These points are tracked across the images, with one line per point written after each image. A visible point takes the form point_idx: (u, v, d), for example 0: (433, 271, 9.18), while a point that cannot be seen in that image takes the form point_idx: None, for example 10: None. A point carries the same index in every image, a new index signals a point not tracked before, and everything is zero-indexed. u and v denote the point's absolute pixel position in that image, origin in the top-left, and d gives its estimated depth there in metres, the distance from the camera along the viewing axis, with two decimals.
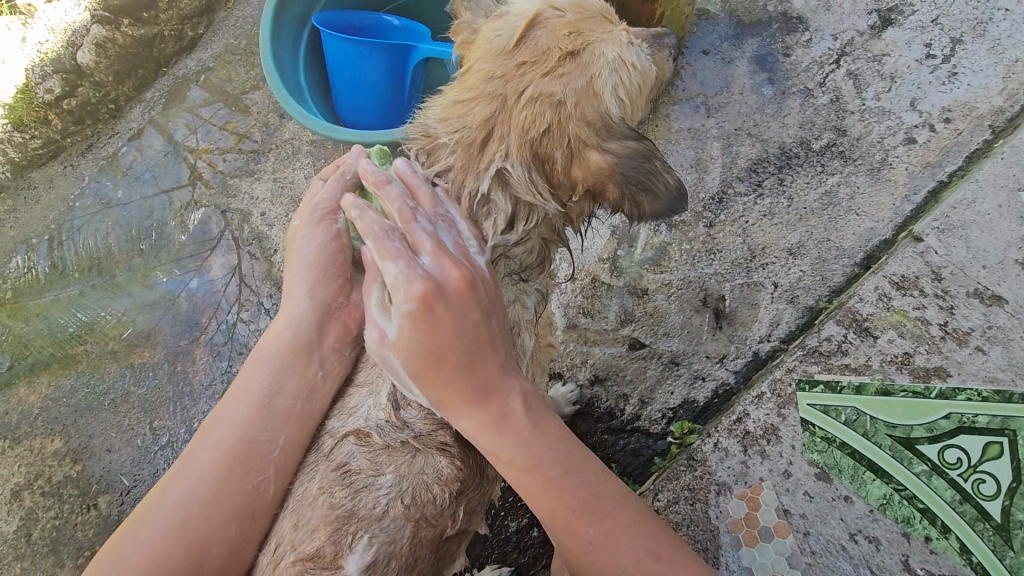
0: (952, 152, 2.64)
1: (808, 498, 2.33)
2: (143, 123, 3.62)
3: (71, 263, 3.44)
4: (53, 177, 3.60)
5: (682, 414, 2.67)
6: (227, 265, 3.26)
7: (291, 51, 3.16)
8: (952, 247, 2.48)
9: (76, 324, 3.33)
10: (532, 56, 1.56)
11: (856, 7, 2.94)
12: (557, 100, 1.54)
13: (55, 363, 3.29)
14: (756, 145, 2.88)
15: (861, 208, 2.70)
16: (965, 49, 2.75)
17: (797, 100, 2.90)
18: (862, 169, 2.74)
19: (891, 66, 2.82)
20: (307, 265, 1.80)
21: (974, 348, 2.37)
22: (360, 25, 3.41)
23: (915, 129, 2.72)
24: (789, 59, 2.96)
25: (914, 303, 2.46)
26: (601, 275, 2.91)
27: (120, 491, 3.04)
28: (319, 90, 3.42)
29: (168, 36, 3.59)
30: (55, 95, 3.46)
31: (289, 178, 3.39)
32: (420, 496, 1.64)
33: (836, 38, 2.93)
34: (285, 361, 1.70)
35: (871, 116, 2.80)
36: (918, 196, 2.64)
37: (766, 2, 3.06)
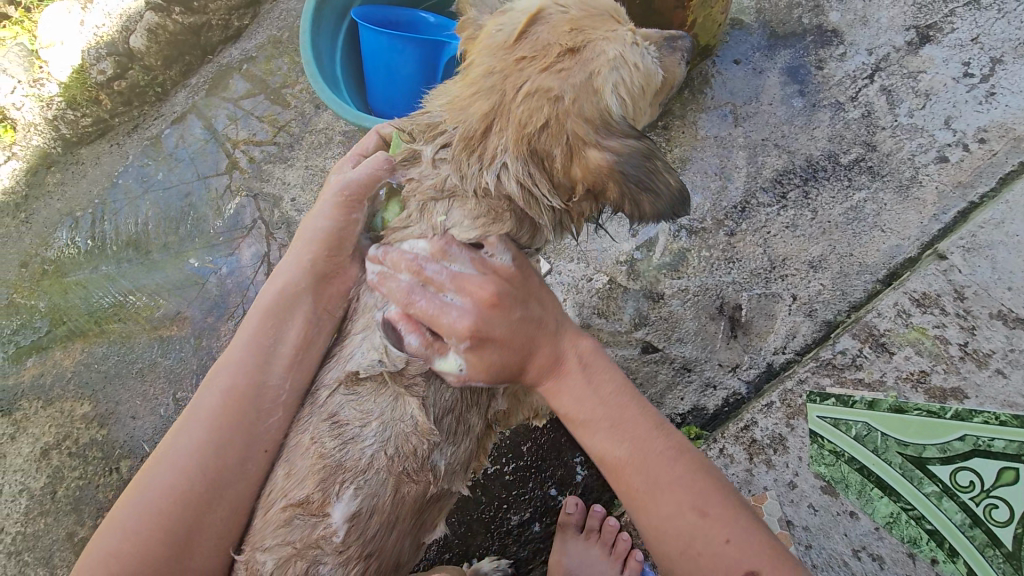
0: (986, 173, 2.57)
1: (812, 511, 2.29)
2: (186, 107, 3.80)
3: (110, 238, 3.61)
4: (100, 155, 3.81)
5: (691, 420, 2.64)
6: (257, 254, 3.44)
7: (329, 43, 3.30)
8: (976, 266, 2.40)
9: (108, 295, 3.49)
10: (532, 52, 1.61)
11: (894, 22, 2.92)
12: (555, 95, 1.58)
13: (90, 330, 3.45)
14: (783, 156, 2.88)
15: (886, 225, 2.66)
16: (1004, 69, 2.69)
17: (827, 113, 2.89)
18: (890, 185, 2.70)
19: (926, 83, 2.76)
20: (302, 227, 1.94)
21: (993, 371, 2.29)
22: (395, 20, 3.51)
23: (948, 148, 2.65)
24: (822, 72, 2.95)
25: (933, 321, 2.39)
26: (618, 277, 2.95)
27: (141, 457, 3.17)
28: (353, 82, 3.53)
29: (215, 25, 3.79)
30: (107, 76, 3.67)
31: (321, 167, 3.51)
32: (405, 441, 1.71)
33: (871, 53, 2.90)
34: (286, 314, 1.82)
35: (903, 132, 2.75)
36: (946, 215, 2.57)
37: (801, 15, 3.09)
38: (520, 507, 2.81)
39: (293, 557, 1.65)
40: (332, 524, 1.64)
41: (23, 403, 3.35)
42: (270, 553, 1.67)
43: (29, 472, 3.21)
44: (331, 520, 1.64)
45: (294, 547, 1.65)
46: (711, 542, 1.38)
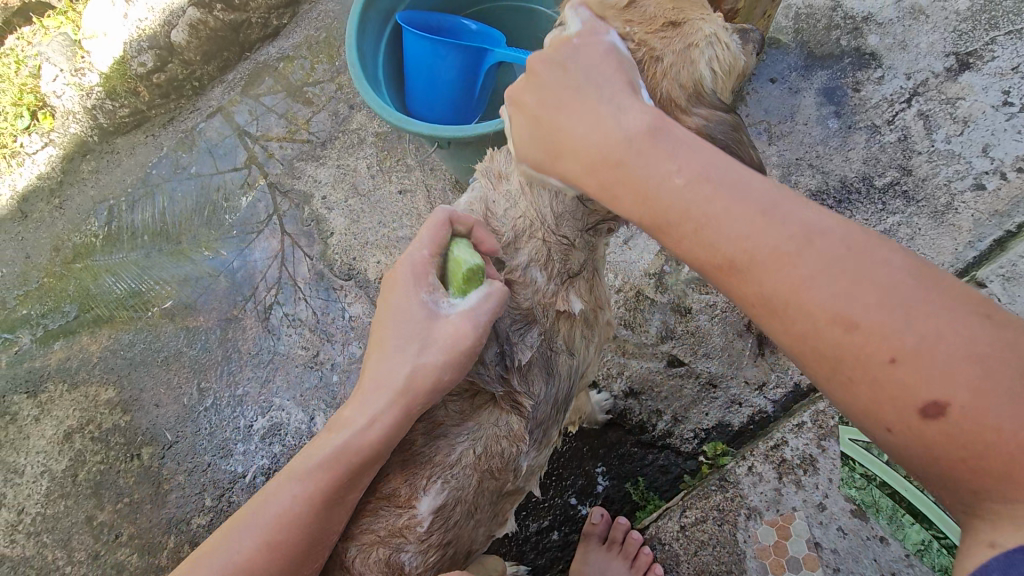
0: (1022, 203, 2.56)
1: (841, 534, 2.15)
2: (221, 102, 3.84)
3: (141, 227, 3.66)
4: (135, 145, 3.87)
5: (715, 436, 2.66)
6: (270, 250, 3.45)
7: (374, 42, 3.28)
8: (1017, 295, 2.33)
9: (137, 282, 3.54)
10: (638, 16, 1.59)
11: (934, 47, 2.89)
12: (655, 56, 1.58)
13: (118, 317, 3.49)
14: (816, 177, 2.88)
15: (921, 249, 2.64)
16: None
17: (862, 135, 2.89)
18: (925, 211, 2.69)
19: (965, 110, 2.75)
20: (386, 342, 1.49)
21: None
22: (439, 25, 3.47)
23: (984, 176, 2.64)
24: (857, 95, 2.94)
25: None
26: (647, 289, 2.90)
27: (163, 445, 3.19)
28: (393, 83, 3.52)
29: (254, 23, 3.84)
30: (147, 68, 3.74)
31: (351, 167, 3.51)
32: (494, 444, 1.77)
33: (909, 78, 2.89)
34: (367, 468, 1.46)
35: (940, 158, 2.73)
36: (982, 243, 2.56)
37: (839, 35, 3.06)
38: (539, 514, 2.82)
39: (377, 543, 1.68)
40: (417, 515, 1.67)
41: (49, 385, 3.39)
42: (353, 541, 1.68)
43: (52, 454, 3.25)
44: (416, 511, 1.68)
45: (378, 534, 1.68)
46: (902, 363, 0.93)
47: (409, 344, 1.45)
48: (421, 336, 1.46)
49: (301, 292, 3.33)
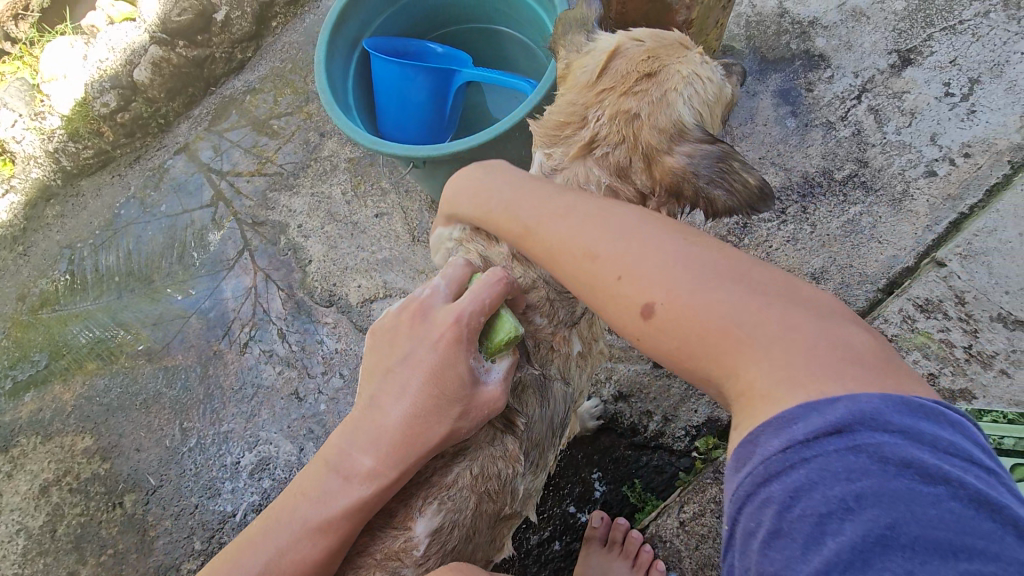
0: (972, 186, 2.69)
1: None
2: (188, 138, 3.80)
3: (112, 269, 3.59)
4: (100, 186, 3.79)
5: (706, 431, 2.67)
6: (240, 287, 3.42)
7: (343, 69, 3.24)
8: (975, 272, 2.45)
9: (111, 325, 3.46)
10: (612, 82, 1.75)
11: (876, 46, 3.08)
12: (632, 113, 1.71)
13: (91, 363, 3.40)
14: (780, 174, 2.96)
15: (883, 237, 2.74)
16: (983, 88, 2.84)
17: (819, 132, 3.01)
18: (884, 200, 2.80)
19: (911, 103, 2.92)
20: (426, 389, 1.39)
21: (999, 371, 2.27)
22: (404, 50, 3.49)
23: (935, 163, 2.79)
24: (811, 95, 3.09)
25: (941, 327, 2.38)
26: None
27: (146, 491, 3.10)
28: (364, 107, 3.51)
29: (219, 58, 3.87)
30: (110, 109, 3.69)
31: (326, 194, 3.51)
32: (491, 464, 1.77)
33: (857, 76, 3.05)
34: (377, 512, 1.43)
35: (893, 149, 2.88)
36: (940, 226, 2.67)
37: (788, 40, 3.23)
38: (539, 526, 2.82)
39: (373, 568, 1.63)
40: (413, 538, 1.64)
41: (22, 439, 3.28)
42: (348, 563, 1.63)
43: (28, 510, 3.13)
44: (411, 534, 1.64)
45: (374, 558, 1.63)
46: (659, 302, 1.07)
47: (447, 400, 1.39)
48: (462, 396, 1.41)
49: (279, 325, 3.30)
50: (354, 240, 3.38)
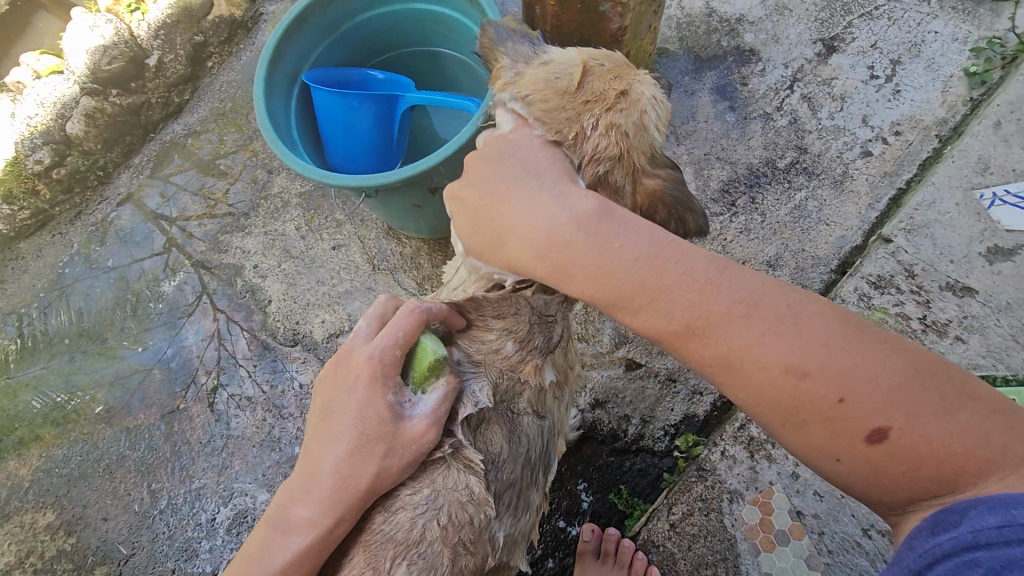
0: (907, 162, 2.67)
1: (819, 497, 2.01)
2: (128, 187, 3.22)
3: (59, 330, 3.00)
4: (42, 247, 3.17)
5: (684, 427, 2.35)
6: (205, 332, 2.91)
7: (284, 110, 2.95)
8: (920, 245, 2.41)
9: (42, 401, 2.88)
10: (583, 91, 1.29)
11: (802, 36, 2.99)
12: (620, 131, 1.29)
13: (45, 434, 2.83)
14: (726, 168, 2.83)
15: (830, 219, 2.66)
16: (905, 68, 2.83)
17: (759, 124, 2.88)
18: (826, 183, 2.72)
19: (840, 88, 2.86)
20: (352, 448, 1.33)
21: (953, 338, 2.26)
22: (345, 79, 3.17)
23: (870, 144, 2.74)
24: (746, 88, 2.96)
25: (901, 302, 2.34)
26: None
27: (117, 562, 2.61)
28: (309, 143, 3.19)
29: (153, 102, 3.28)
30: (45, 165, 3.08)
31: (279, 231, 3.04)
32: (460, 511, 1.50)
33: (788, 66, 2.95)
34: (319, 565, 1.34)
35: (828, 133, 2.81)
36: (881, 204, 2.64)
37: (718, 37, 3.10)
38: None
39: None
40: None
41: None
42: None
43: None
44: None
45: None
46: (893, 429, 0.80)
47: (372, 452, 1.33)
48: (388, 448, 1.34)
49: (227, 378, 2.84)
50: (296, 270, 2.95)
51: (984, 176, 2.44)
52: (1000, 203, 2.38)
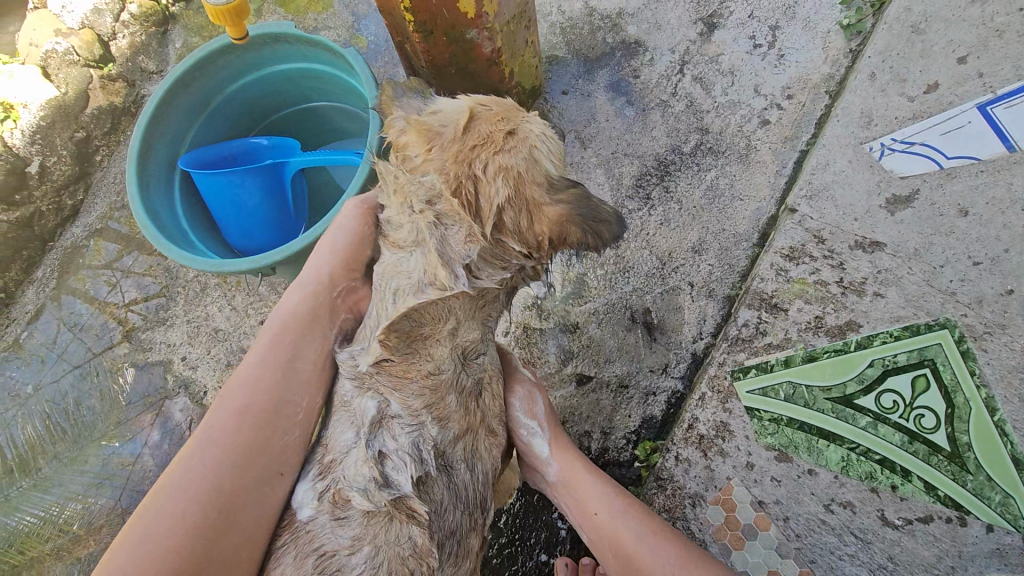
0: (805, 123, 2.39)
1: (776, 483, 2.03)
2: (88, 237, 2.91)
3: (72, 389, 2.71)
4: (68, 338, 2.79)
5: (644, 433, 2.26)
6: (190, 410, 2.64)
7: (168, 204, 2.61)
8: (824, 211, 2.19)
9: (98, 410, 2.67)
10: (478, 140, 1.36)
11: (682, 20, 2.64)
12: (514, 172, 1.36)
13: (39, 455, 2.63)
14: (635, 163, 2.52)
15: (743, 193, 2.40)
16: (784, 33, 2.51)
17: (658, 114, 2.56)
18: (732, 158, 2.44)
19: (728, 63, 2.54)
20: (300, 297, 1.72)
21: (872, 295, 2.08)
22: (232, 156, 2.83)
23: (766, 112, 2.45)
24: (640, 80, 2.62)
25: (825, 264, 2.15)
26: (532, 322, 2.46)
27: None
28: (205, 225, 2.83)
29: (46, 211, 2.89)
30: (141, 302, 2.81)
31: (204, 316, 2.76)
32: (401, 564, 1.37)
33: (674, 51, 2.61)
34: (244, 428, 1.52)
35: (725, 110, 2.51)
36: (788, 169, 2.37)
37: (603, 32, 2.72)
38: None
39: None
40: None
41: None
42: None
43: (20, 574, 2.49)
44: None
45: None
46: None
47: (347, 264, 1.76)
48: (357, 277, 1.78)
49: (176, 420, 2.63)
50: (184, 341, 2.74)
51: (868, 130, 2.20)
52: (890, 153, 2.15)
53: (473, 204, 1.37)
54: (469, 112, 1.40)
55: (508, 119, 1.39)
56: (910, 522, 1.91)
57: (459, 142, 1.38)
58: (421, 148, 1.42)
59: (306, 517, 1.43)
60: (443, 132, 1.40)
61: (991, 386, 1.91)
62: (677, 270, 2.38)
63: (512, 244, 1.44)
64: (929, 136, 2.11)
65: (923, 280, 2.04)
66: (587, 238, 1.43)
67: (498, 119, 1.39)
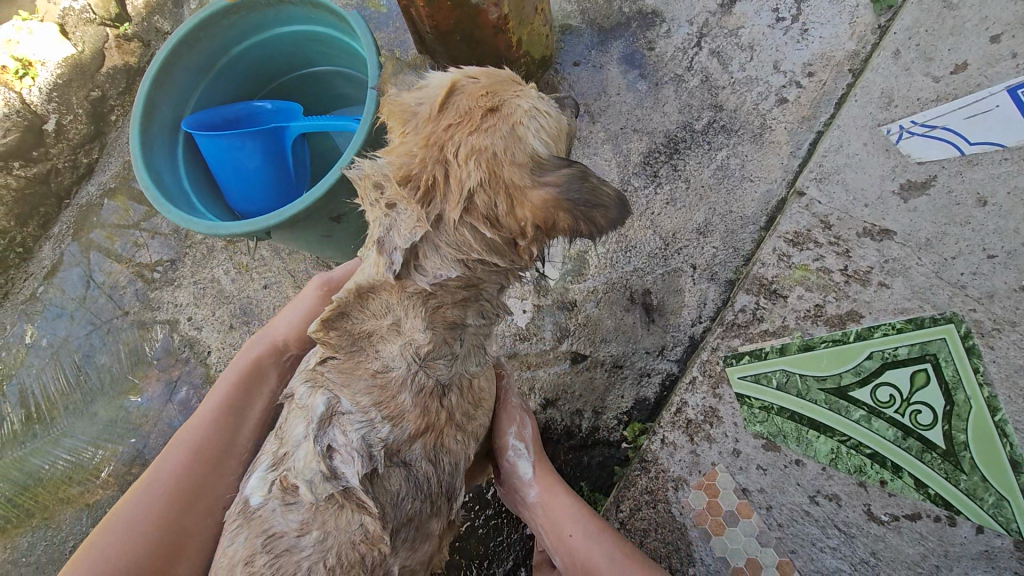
0: (825, 102, 2.24)
1: (761, 471, 1.94)
2: (98, 197, 2.92)
3: (82, 347, 2.75)
4: (81, 296, 2.82)
5: (635, 415, 2.22)
6: (196, 370, 2.67)
7: (171, 169, 2.59)
8: (834, 194, 2.07)
9: (109, 366, 2.72)
10: (455, 116, 1.26)
11: None
12: (490, 153, 1.23)
13: (53, 408, 2.69)
14: (644, 139, 2.42)
15: (754, 173, 2.27)
16: (811, 5, 2.35)
17: (671, 88, 2.44)
18: (745, 137, 2.32)
19: (747, 37, 2.39)
20: (263, 351, 1.79)
21: (877, 285, 1.95)
22: (234, 118, 2.79)
23: (784, 90, 2.31)
24: (654, 53, 2.50)
25: (830, 251, 2.03)
26: (530, 298, 2.42)
27: None
28: (208, 188, 2.79)
29: (62, 168, 2.91)
30: (150, 263, 2.82)
31: (210, 278, 2.76)
32: (351, 549, 1.37)
33: (692, 23, 2.47)
34: (206, 449, 1.60)
35: (741, 86, 2.37)
36: (804, 150, 2.23)
37: (619, 1, 2.59)
38: (502, 557, 2.23)
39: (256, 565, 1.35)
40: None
41: None
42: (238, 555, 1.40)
43: (30, 518, 2.56)
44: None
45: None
46: None
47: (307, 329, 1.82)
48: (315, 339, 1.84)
49: (178, 382, 2.66)
50: (188, 302, 2.75)
51: (888, 111, 2.05)
52: (908, 136, 2.00)
53: (443, 185, 1.28)
54: (450, 87, 1.30)
55: (494, 94, 1.28)
56: (897, 518, 1.80)
57: (433, 121, 1.28)
58: (398, 130, 1.36)
59: (256, 504, 1.41)
60: (418, 111, 1.33)
61: (994, 384, 1.76)
62: (677, 251, 2.29)
63: (486, 231, 1.31)
64: (951, 119, 1.95)
65: (931, 271, 1.90)
66: (579, 225, 1.24)
67: (482, 93, 1.28)
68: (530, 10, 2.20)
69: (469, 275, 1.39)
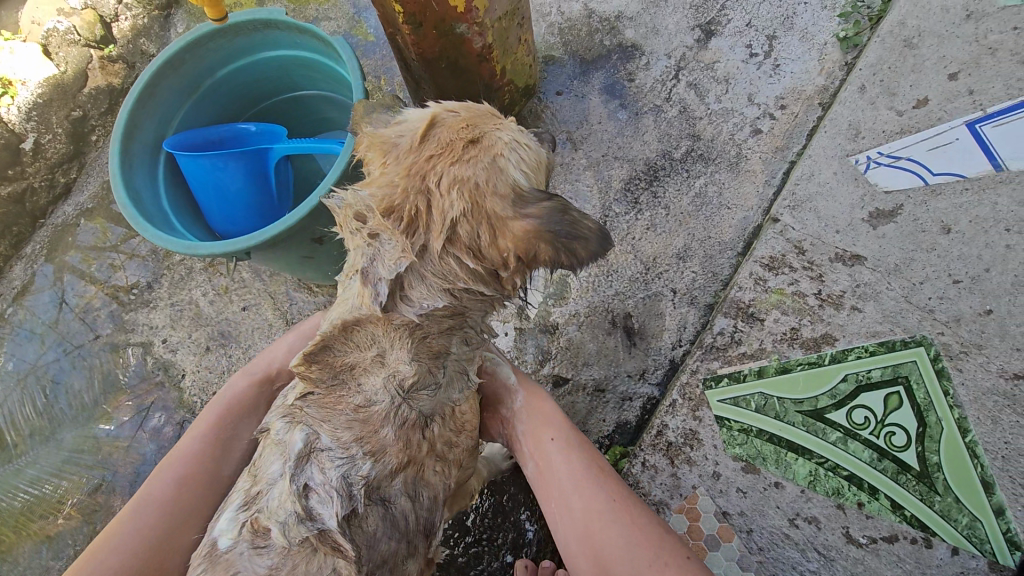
0: (797, 133, 2.33)
1: (741, 494, 1.95)
2: (76, 216, 2.88)
3: (53, 369, 2.68)
4: (54, 316, 2.76)
5: (617, 439, 2.21)
6: (170, 392, 2.60)
7: (150, 187, 2.57)
8: (808, 221, 2.13)
9: (80, 390, 2.64)
10: (437, 148, 1.30)
11: (679, 25, 2.60)
12: (471, 183, 1.27)
13: (20, 433, 2.61)
14: (625, 166, 2.49)
15: (731, 200, 2.34)
16: (781, 43, 2.46)
17: (650, 118, 2.52)
18: (722, 165, 2.39)
19: (722, 71, 2.50)
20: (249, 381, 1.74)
21: (850, 309, 2.01)
22: (219, 139, 2.79)
23: (758, 121, 2.40)
24: (634, 84, 2.58)
25: (804, 276, 2.09)
26: (513, 321, 2.43)
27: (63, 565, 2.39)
28: (188, 208, 2.78)
29: (40, 187, 2.88)
30: (127, 284, 2.77)
31: (188, 300, 2.72)
32: None
33: (670, 56, 2.58)
34: (188, 481, 1.55)
35: (717, 117, 2.46)
36: (777, 179, 2.30)
37: (600, 35, 2.69)
38: None
39: None
40: None
41: None
42: None
43: None
44: None
45: None
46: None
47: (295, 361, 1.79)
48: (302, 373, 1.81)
49: (149, 407, 2.58)
50: (164, 324, 2.70)
51: (856, 142, 2.15)
52: (875, 166, 2.09)
53: (424, 216, 1.31)
54: (431, 120, 1.35)
55: (475, 126, 1.33)
56: (875, 541, 1.81)
57: (414, 152, 1.33)
58: (380, 164, 1.40)
59: (225, 546, 1.36)
60: (399, 142, 1.38)
61: (964, 406, 1.81)
62: (658, 275, 2.32)
63: (469, 260, 1.35)
64: (914, 151, 2.05)
65: (901, 295, 1.97)
66: (560, 256, 1.27)
67: (464, 125, 1.32)
68: (514, 40, 2.27)
69: (454, 302, 1.42)
